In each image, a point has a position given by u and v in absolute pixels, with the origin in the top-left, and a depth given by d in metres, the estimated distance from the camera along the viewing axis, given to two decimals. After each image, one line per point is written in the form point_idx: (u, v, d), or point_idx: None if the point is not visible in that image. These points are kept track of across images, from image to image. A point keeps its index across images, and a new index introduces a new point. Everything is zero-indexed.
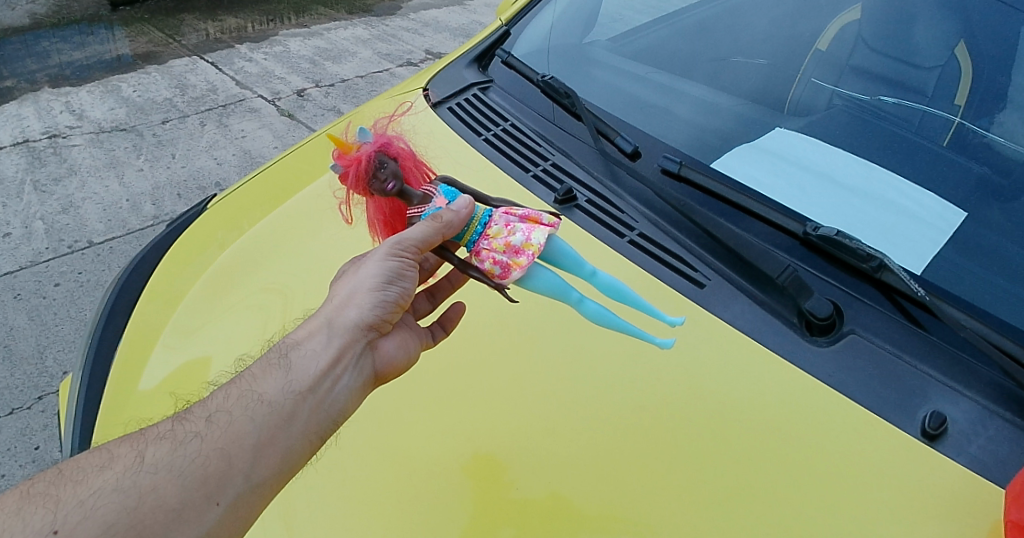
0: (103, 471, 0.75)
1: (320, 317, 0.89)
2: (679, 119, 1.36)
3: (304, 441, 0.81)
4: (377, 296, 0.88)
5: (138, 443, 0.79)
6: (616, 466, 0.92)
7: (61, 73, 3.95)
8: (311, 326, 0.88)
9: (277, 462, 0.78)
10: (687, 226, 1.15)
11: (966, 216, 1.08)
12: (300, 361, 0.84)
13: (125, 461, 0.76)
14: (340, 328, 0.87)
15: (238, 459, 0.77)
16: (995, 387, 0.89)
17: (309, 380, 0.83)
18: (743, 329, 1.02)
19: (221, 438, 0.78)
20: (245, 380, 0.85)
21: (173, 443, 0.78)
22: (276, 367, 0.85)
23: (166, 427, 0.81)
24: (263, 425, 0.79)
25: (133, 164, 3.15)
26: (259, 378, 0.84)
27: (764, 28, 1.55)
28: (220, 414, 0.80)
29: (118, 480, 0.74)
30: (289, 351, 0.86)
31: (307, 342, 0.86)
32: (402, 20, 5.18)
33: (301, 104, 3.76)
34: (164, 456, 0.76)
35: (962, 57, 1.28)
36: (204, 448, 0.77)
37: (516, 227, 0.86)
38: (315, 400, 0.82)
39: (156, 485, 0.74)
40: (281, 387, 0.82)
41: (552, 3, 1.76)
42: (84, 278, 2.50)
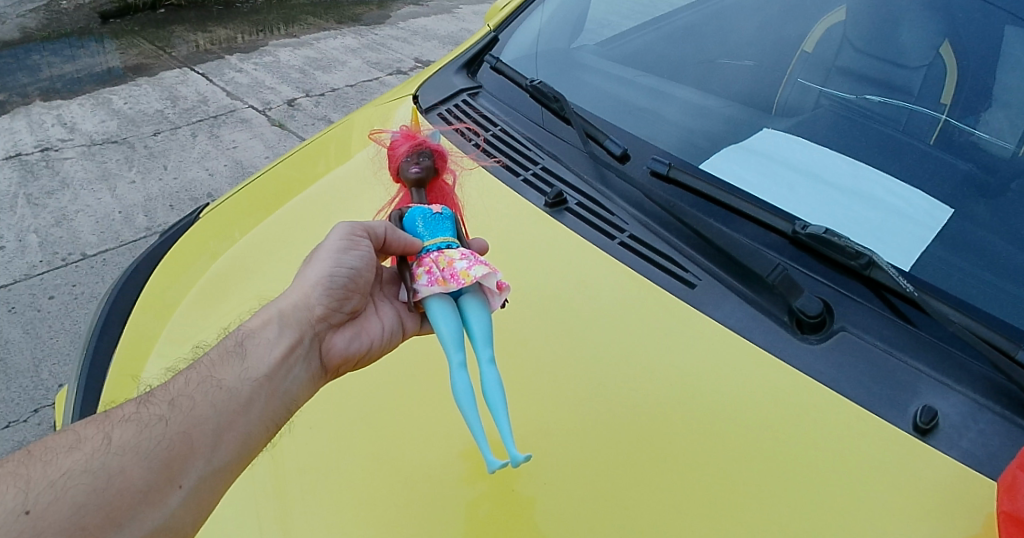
0: (72, 453, 0.74)
1: (273, 309, 0.94)
2: (668, 121, 1.37)
3: (262, 428, 0.83)
4: (326, 287, 0.94)
5: (104, 424, 0.79)
6: (609, 465, 0.92)
7: (52, 86, 3.94)
8: (262, 316, 0.93)
9: (237, 447, 0.80)
10: (677, 227, 1.16)
11: (953, 213, 1.09)
12: (253, 349, 0.88)
13: (94, 442, 0.75)
14: (291, 318, 0.92)
15: (201, 440, 0.78)
16: (985, 381, 0.89)
17: (265, 366, 0.86)
18: (734, 327, 1.03)
19: (184, 421, 0.79)
20: (204, 366, 0.87)
21: (139, 426, 0.78)
22: (233, 354, 0.88)
23: (131, 409, 0.81)
24: (222, 410, 0.81)
25: (125, 175, 3.15)
26: (218, 366, 0.86)
27: (751, 31, 1.56)
28: (181, 398, 0.81)
29: (85, 462, 0.73)
30: (244, 340, 0.90)
31: (258, 331, 0.90)
32: (391, 29, 5.20)
33: (292, 114, 3.77)
34: (130, 437, 0.76)
35: (947, 56, 1.30)
36: (169, 432, 0.77)
37: (467, 259, 0.85)
38: (271, 387, 0.85)
39: (123, 467, 0.73)
40: (239, 374, 0.85)
41: (540, 9, 1.77)
42: (78, 290, 2.50)
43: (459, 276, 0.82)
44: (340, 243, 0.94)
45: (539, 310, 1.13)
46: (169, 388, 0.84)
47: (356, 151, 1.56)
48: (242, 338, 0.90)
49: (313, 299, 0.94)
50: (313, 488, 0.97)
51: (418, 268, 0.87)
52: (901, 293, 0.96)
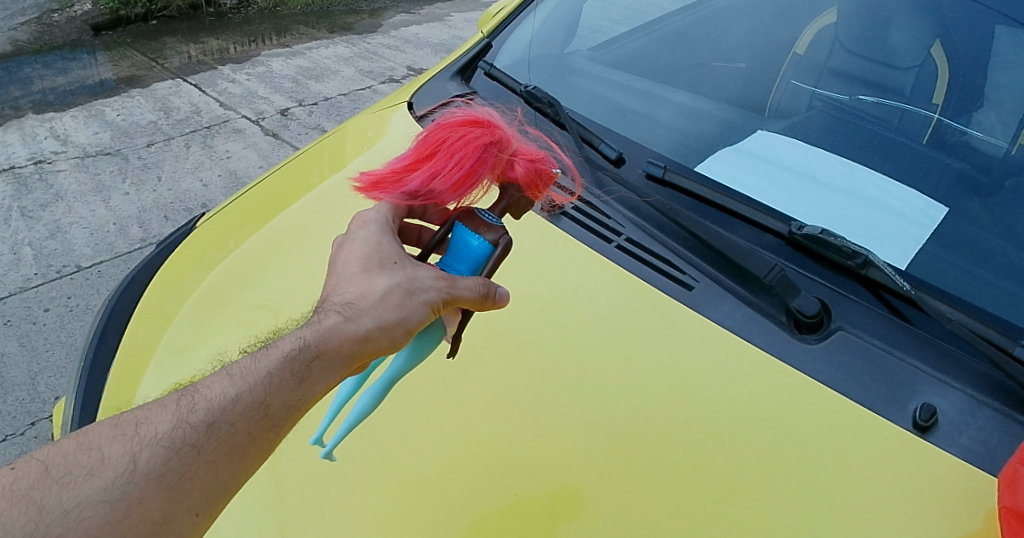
0: (90, 479, 0.62)
1: (360, 326, 0.73)
2: (662, 125, 1.38)
3: None
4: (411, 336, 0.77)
5: (131, 440, 0.65)
6: (612, 471, 0.92)
7: (44, 99, 3.94)
8: (343, 335, 0.72)
9: None
10: (674, 229, 1.16)
11: (947, 211, 1.10)
12: (313, 381, 0.70)
13: (116, 467, 0.62)
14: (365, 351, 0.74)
15: (230, 469, 0.65)
16: (984, 377, 0.90)
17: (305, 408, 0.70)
18: (732, 329, 1.03)
19: (218, 449, 0.65)
20: (253, 377, 0.70)
21: (166, 448, 0.64)
22: (291, 376, 0.70)
23: (165, 427, 0.66)
24: (261, 442, 0.67)
25: (119, 187, 3.14)
26: (270, 387, 0.69)
27: (743, 34, 1.57)
28: (222, 424, 0.66)
29: (103, 490, 0.61)
30: (308, 365, 0.70)
31: (329, 356, 0.71)
32: (383, 37, 5.21)
33: (286, 123, 3.77)
34: (158, 465, 0.63)
35: (939, 58, 1.30)
36: (200, 459, 0.64)
37: None
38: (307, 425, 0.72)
39: (143, 498, 0.61)
40: (287, 404, 0.69)
41: (532, 15, 1.78)
42: (74, 303, 2.49)
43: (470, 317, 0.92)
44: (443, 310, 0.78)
45: (537, 314, 1.13)
46: (211, 398, 0.68)
47: (352, 158, 1.56)
48: (308, 357, 0.71)
49: (397, 336, 0.75)
50: (314, 498, 0.97)
51: None
52: (899, 291, 0.97)
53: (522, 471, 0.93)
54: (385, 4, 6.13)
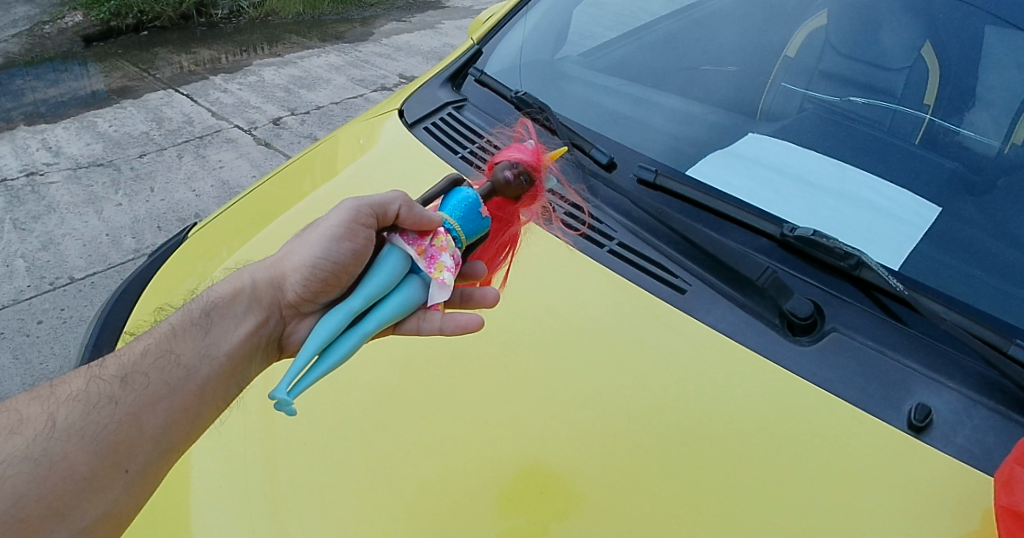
0: (12, 438, 0.70)
1: (247, 279, 0.88)
2: (654, 129, 1.38)
3: (214, 408, 0.79)
4: (304, 274, 0.84)
5: (48, 402, 0.75)
6: (608, 476, 0.91)
7: (36, 111, 3.93)
8: (240, 286, 0.86)
9: None
10: (666, 233, 1.16)
11: (940, 211, 1.10)
12: (218, 326, 0.82)
13: (35, 426, 0.71)
14: (264, 297, 0.86)
15: (152, 421, 0.74)
16: (979, 376, 0.90)
17: (219, 350, 0.80)
18: (726, 332, 1.03)
19: (135, 401, 0.74)
20: (162, 334, 0.81)
21: (86, 406, 0.73)
22: (195, 328, 0.81)
23: (80, 385, 0.76)
24: (178, 392, 0.76)
25: (112, 198, 3.13)
26: (178, 339, 0.80)
27: (733, 38, 1.58)
28: (133, 375, 0.76)
29: (25, 448, 0.69)
30: (209, 313, 0.83)
31: (226, 304, 0.84)
32: (374, 45, 5.21)
33: (278, 132, 3.76)
34: (75, 420, 0.72)
35: (928, 57, 1.31)
36: (119, 412, 0.73)
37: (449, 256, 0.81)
38: (229, 371, 0.80)
39: (66, 453, 0.70)
40: (197, 351, 0.79)
41: (523, 21, 1.78)
42: (67, 315, 2.47)
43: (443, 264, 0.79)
44: (340, 231, 0.83)
45: (530, 320, 1.13)
46: (128, 358, 0.78)
47: (344, 166, 1.56)
48: (209, 307, 0.83)
49: (290, 282, 0.86)
50: (308, 507, 0.96)
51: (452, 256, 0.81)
52: (892, 292, 0.97)
53: (516, 476, 0.93)
54: (376, 12, 6.14)
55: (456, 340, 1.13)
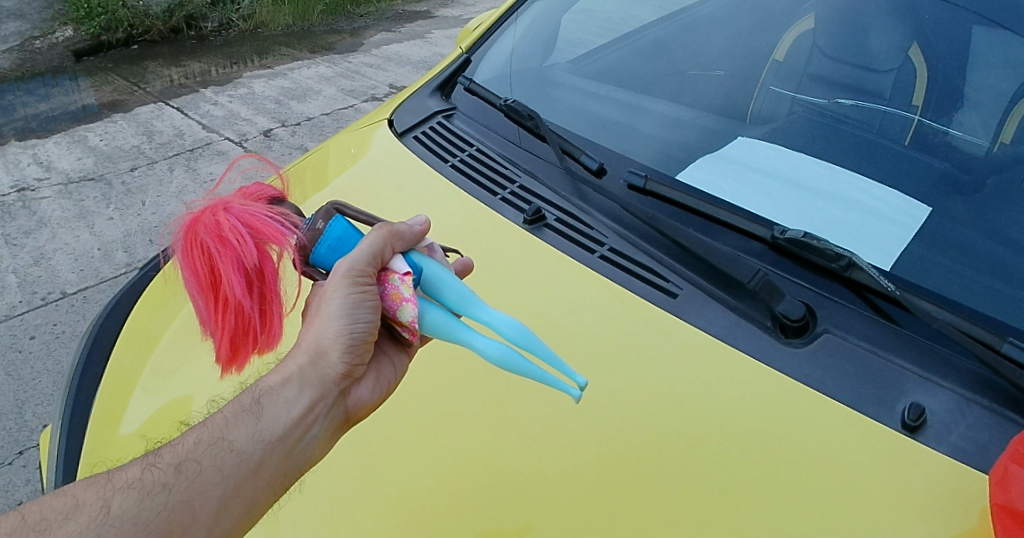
0: (65, 523, 0.69)
1: (291, 358, 0.81)
2: (644, 135, 1.39)
3: (268, 492, 0.76)
4: (346, 340, 0.80)
5: (104, 489, 0.73)
6: (603, 483, 0.91)
7: (27, 126, 3.92)
8: (284, 368, 0.80)
9: (241, 516, 0.73)
10: (657, 238, 1.16)
11: (930, 211, 1.10)
12: (269, 409, 0.77)
13: (89, 511, 0.70)
14: (314, 377, 0.79)
15: (203, 508, 0.72)
16: (972, 375, 0.90)
17: (278, 430, 0.76)
18: (718, 335, 1.03)
19: (188, 488, 0.72)
20: (215, 423, 0.78)
21: (141, 493, 0.72)
22: (246, 412, 0.78)
23: (137, 472, 0.75)
24: (232, 476, 0.73)
25: (103, 212, 3.12)
26: (229, 424, 0.77)
27: (721, 45, 1.59)
28: (188, 463, 0.74)
29: (79, 534, 0.68)
30: (261, 397, 0.79)
31: (274, 390, 0.78)
32: (364, 56, 5.22)
33: (269, 144, 3.76)
34: (128, 507, 0.70)
35: (916, 58, 1.33)
36: (171, 500, 0.72)
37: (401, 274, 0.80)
38: (285, 449, 0.77)
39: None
40: (252, 435, 0.76)
41: (511, 29, 1.79)
42: (59, 329, 2.46)
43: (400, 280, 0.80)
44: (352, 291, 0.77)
45: (523, 327, 1.12)
46: (185, 443, 0.77)
47: (334, 176, 1.55)
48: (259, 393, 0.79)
49: (331, 351, 0.80)
50: (306, 523, 0.96)
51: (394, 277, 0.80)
52: (884, 292, 0.97)
53: (512, 486, 0.92)
54: (365, 23, 6.16)
55: (448, 348, 1.13)
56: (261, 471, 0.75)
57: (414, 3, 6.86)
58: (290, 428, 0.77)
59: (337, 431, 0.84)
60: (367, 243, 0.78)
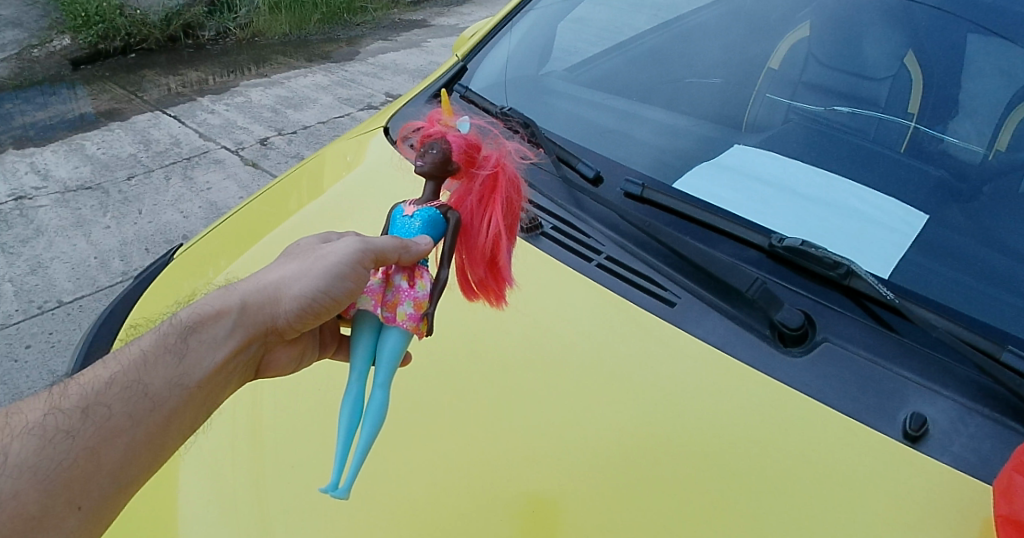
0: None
1: (239, 296, 0.88)
2: (640, 142, 1.38)
3: (181, 437, 0.80)
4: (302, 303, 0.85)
5: (3, 435, 0.74)
6: (599, 493, 0.90)
7: (24, 135, 3.91)
8: (228, 307, 0.86)
9: (151, 459, 0.77)
10: (654, 246, 1.15)
11: (928, 219, 1.10)
12: (197, 347, 0.82)
13: None
14: (252, 320, 0.86)
15: (111, 460, 0.74)
16: (973, 384, 0.89)
17: (196, 378, 0.81)
18: (717, 344, 1.02)
19: (94, 436, 0.74)
20: (133, 360, 0.81)
21: (42, 440, 0.73)
22: (171, 351, 0.82)
23: (37, 416, 0.76)
24: (140, 422, 0.76)
25: (100, 221, 3.11)
26: (148, 365, 0.80)
27: (717, 53, 1.59)
28: (97, 407, 0.76)
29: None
30: (188, 334, 0.83)
31: (212, 326, 0.83)
32: (361, 64, 5.23)
33: (266, 153, 3.76)
34: (29, 456, 0.72)
35: (911, 66, 1.34)
36: (75, 448, 0.73)
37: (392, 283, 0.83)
38: (199, 401, 0.81)
39: (16, 491, 0.69)
40: (168, 379, 0.79)
41: (507, 37, 1.78)
42: (55, 338, 2.44)
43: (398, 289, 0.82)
44: (348, 269, 0.83)
45: (519, 336, 1.12)
46: (87, 386, 0.78)
47: (330, 183, 1.55)
48: (188, 330, 0.83)
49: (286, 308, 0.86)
50: (298, 521, 0.95)
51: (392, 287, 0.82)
52: (882, 300, 0.96)
53: (507, 496, 0.92)
54: (362, 31, 6.17)
55: (443, 357, 1.12)
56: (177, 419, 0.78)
57: (411, 13, 6.89)
58: (208, 374, 0.82)
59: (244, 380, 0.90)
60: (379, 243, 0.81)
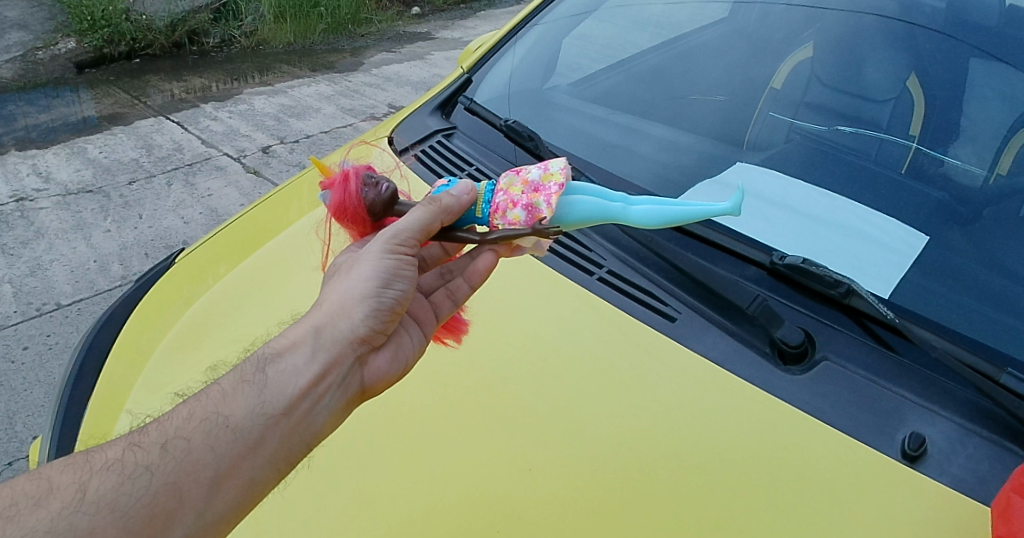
0: (37, 509, 0.69)
1: (307, 324, 0.86)
2: (643, 158, 1.39)
3: (270, 469, 0.78)
4: (372, 304, 0.87)
5: (81, 472, 0.74)
6: (597, 509, 0.90)
7: (26, 136, 3.92)
8: (297, 338, 0.84)
9: (235, 495, 0.75)
10: (655, 261, 1.16)
11: (928, 240, 1.10)
12: (278, 377, 0.81)
13: (63, 497, 0.70)
14: (328, 343, 0.85)
15: (192, 495, 0.73)
16: (972, 406, 0.89)
17: (283, 401, 0.80)
18: (717, 360, 1.02)
19: (174, 469, 0.74)
20: (212, 397, 0.81)
21: (120, 476, 0.72)
22: (249, 383, 0.81)
23: (117, 452, 0.75)
24: (225, 454, 0.75)
25: (100, 225, 3.11)
26: (229, 397, 0.80)
27: (720, 74, 1.61)
28: (177, 442, 0.76)
29: (52, 522, 0.68)
30: (266, 367, 0.83)
31: (290, 356, 0.82)
32: (365, 75, 5.26)
33: (267, 161, 3.77)
34: (106, 492, 0.71)
35: (914, 89, 1.36)
36: (155, 484, 0.72)
37: (527, 171, 0.89)
38: (289, 423, 0.80)
39: (94, 528, 0.68)
40: (251, 408, 0.79)
41: (511, 51, 1.79)
42: (52, 342, 2.44)
43: (546, 183, 0.85)
44: (387, 259, 0.86)
45: (518, 347, 1.12)
46: (168, 432, 0.77)
47: None
48: (267, 363, 0.83)
49: (356, 318, 0.86)
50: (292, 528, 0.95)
51: (504, 214, 0.86)
52: (882, 319, 0.97)
53: (504, 510, 0.91)
54: (366, 42, 6.19)
55: (443, 366, 1.12)
56: (261, 448, 0.77)
57: (415, 25, 6.92)
58: (295, 399, 0.80)
59: (350, 402, 0.87)
60: (412, 221, 0.84)
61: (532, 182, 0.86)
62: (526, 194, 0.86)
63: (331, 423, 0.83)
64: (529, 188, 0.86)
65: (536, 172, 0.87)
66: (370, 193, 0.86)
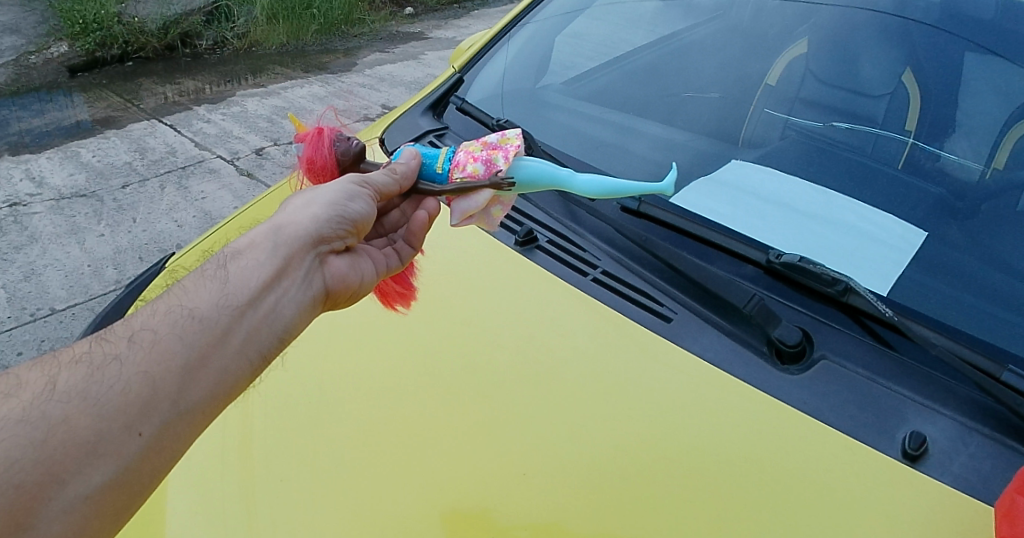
0: (7, 400, 0.65)
1: (269, 228, 0.88)
2: (637, 158, 1.38)
3: (240, 360, 0.76)
4: (334, 211, 0.87)
5: (49, 367, 0.70)
6: (589, 505, 0.89)
7: (20, 141, 3.90)
8: (257, 238, 0.86)
9: (211, 386, 0.72)
10: (650, 260, 1.15)
11: (926, 235, 1.09)
12: (239, 270, 0.81)
13: (33, 390, 0.66)
14: (288, 239, 0.86)
15: (164, 383, 0.69)
16: (974, 403, 0.88)
17: (245, 293, 0.79)
18: (713, 361, 1.01)
19: (145, 360, 0.70)
20: (174, 296, 0.79)
21: (89, 369, 0.69)
22: (211, 279, 0.81)
23: (83, 348, 0.73)
24: (193, 345, 0.73)
25: (94, 229, 3.09)
26: (189, 293, 0.79)
27: (714, 70, 1.60)
28: (142, 332, 0.73)
29: (23, 411, 0.64)
30: (227, 263, 0.83)
31: (251, 252, 0.83)
32: (358, 76, 5.24)
33: (261, 163, 3.75)
34: (77, 382, 0.67)
35: (910, 85, 1.35)
36: (126, 373, 0.68)
37: (486, 137, 0.99)
38: (255, 316, 0.79)
39: (66, 416, 0.64)
40: (214, 302, 0.78)
41: (504, 50, 1.77)
42: (46, 347, 2.42)
43: (504, 145, 0.96)
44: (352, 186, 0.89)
45: (512, 350, 1.10)
46: (134, 327, 0.74)
47: None
48: (230, 260, 0.84)
49: (317, 222, 0.87)
50: (286, 521, 0.93)
51: (464, 167, 0.94)
52: (881, 317, 0.96)
53: (499, 513, 0.89)
54: (359, 43, 6.17)
55: (436, 366, 1.10)
56: None
57: (408, 25, 6.89)
58: (254, 290, 0.80)
59: (315, 299, 0.87)
60: (378, 177, 0.90)
61: (492, 143, 0.96)
62: (485, 152, 0.95)
63: (300, 316, 0.83)
64: (488, 147, 0.96)
65: (495, 137, 0.98)
66: (341, 146, 0.95)
